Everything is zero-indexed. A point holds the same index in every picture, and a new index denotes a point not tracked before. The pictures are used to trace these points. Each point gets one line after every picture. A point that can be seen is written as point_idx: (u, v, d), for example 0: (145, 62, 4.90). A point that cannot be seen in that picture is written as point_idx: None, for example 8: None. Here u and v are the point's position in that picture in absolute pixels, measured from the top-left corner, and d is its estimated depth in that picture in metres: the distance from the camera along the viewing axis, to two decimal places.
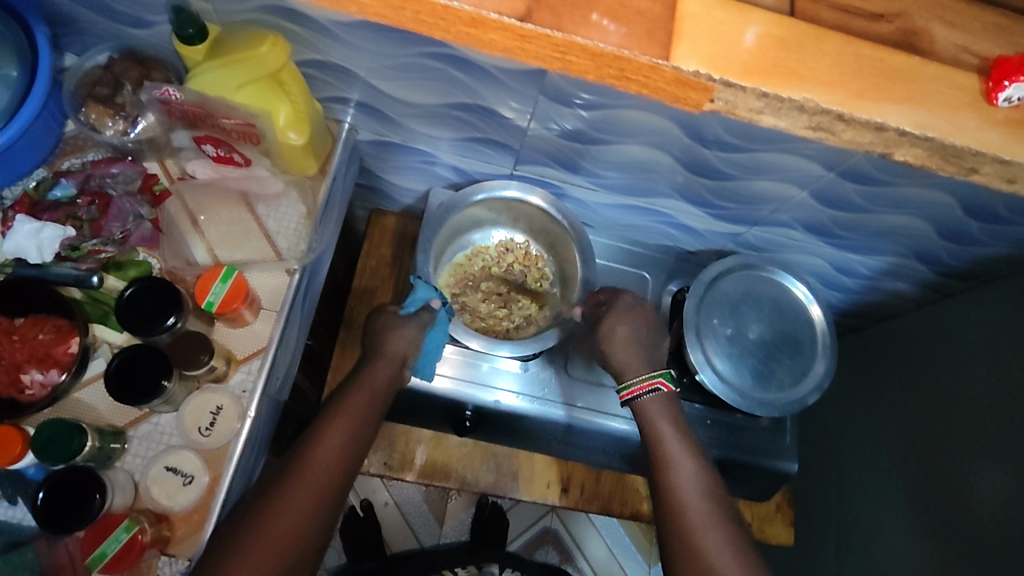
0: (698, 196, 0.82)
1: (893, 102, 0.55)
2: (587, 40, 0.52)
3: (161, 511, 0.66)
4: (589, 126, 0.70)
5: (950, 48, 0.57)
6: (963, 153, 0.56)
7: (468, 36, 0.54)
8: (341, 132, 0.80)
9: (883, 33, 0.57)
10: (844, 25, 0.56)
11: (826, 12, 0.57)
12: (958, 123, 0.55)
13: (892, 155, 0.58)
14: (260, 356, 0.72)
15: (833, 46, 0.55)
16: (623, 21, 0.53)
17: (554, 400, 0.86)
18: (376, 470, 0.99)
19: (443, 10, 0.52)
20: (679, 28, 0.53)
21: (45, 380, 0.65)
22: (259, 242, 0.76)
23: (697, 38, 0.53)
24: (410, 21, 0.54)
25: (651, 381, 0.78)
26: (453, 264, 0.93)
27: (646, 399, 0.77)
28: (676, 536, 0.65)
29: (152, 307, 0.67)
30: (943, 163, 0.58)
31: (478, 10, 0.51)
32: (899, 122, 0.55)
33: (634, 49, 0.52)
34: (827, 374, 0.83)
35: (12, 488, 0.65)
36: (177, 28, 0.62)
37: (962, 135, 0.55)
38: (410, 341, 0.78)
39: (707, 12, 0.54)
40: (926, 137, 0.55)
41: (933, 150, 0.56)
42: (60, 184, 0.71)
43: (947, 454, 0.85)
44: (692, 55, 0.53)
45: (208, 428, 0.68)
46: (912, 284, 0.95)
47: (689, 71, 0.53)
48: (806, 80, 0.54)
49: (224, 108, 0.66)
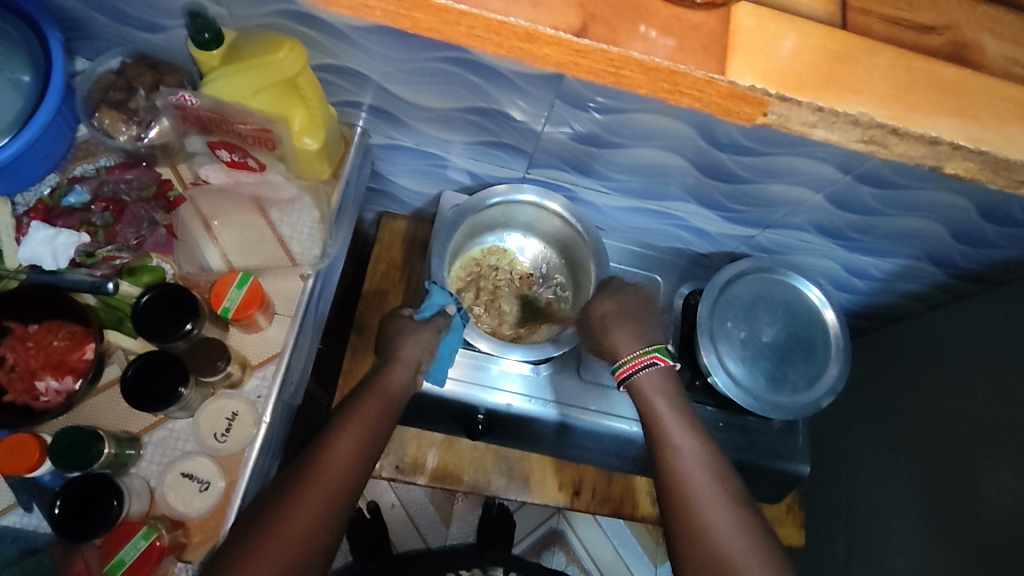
0: (711, 199, 0.81)
1: (945, 115, 0.54)
2: (642, 55, 0.52)
3: (178, 518, 0.66)
4: (604, 129, 0.69)
5: (1000, 61, 0.57)
6: (1015, 165, 0.56)
7: (521, 50, 0.53)
8: (353, 136, 0.80)
9: (935, 45, 0.56)
10: (895, 37, 0.56)
11: (878, 24, 0.56)
12: (1008, 136, 0.55)
13: (942, 168, 0.58)
14: (275, 361, 0.71)
15: (885, 59, 0.55)
16: (673, 33, 0.53)
17: (554, 401, 0.86)
18: (388, 474, 0.99)
19: (498, 25, 0.52)
20: (733, 42, 0.53)
21: (60, 387, 0.65)
22: (272, 246, 0.76)
23: (751, 52, 0.53)
24: (463, 35, 0.53)
25: (646, 356, 0.77)
26: (467, 257, 0.92)
27: (642, 376, 0.76)
28: (674, 522, 0.65)
29: (168, 313, 0.66)
30: (993, 175, 0.58)
31: (534, 25, 0.51)
32: (952, 136, 0.54)
33: (688, 63, 0.52)
34: (841, 377, 0.83)
35: (27, 495, 0.64)
36: (193, 32, 0.62)
37: (1014, 149, 0.55)
38: (425, 345, 0.78)
39: (761, 25, 0.54)
40: (980, 151, 0.55)
41: (985, 162, 0.56)
42: (74, 191, 0.70)
43: (959, 457, 0.85)
44: (747, 69, 0.53)
45: (224, 433, 0.68)
46: (925, 286, 0.95)
47: (744, 85, 0.52)
48: (859, 93, 0.54)
49: (244, 115, 0.66)
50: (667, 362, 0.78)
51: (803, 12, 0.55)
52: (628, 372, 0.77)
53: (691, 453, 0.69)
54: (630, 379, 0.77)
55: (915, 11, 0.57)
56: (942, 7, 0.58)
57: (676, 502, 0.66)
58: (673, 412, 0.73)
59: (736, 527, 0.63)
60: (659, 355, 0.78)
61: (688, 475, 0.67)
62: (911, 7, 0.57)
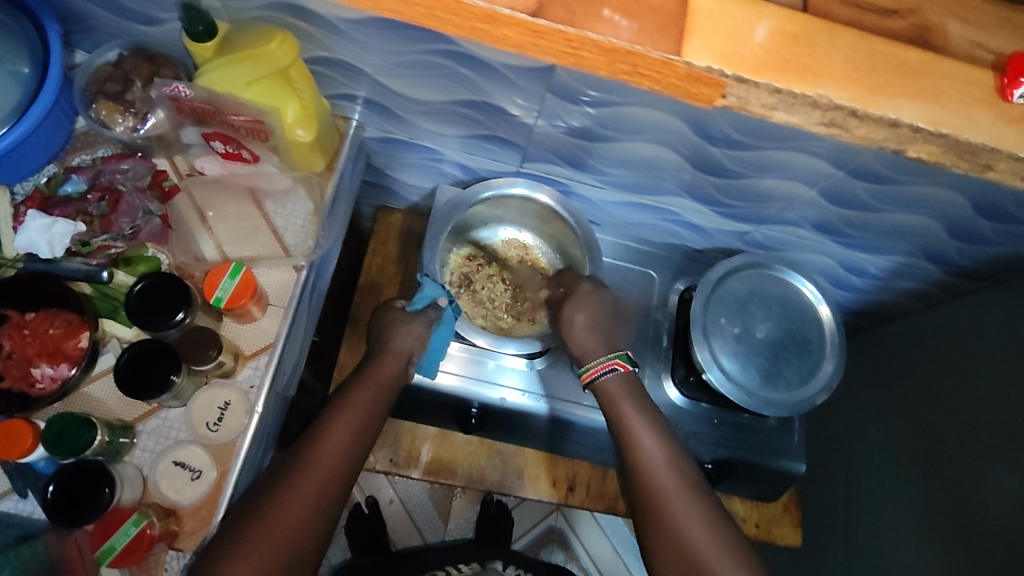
0: (705, 194, 0.81)
1: (907, 98, 0.54)
2: (600, 36, 0.51)
3: (170, 506, 0.66)
4: (595, 123, 0.70)
5: (965, 44, 0.57)
6: (977, 148, 0.55)
7: (481, 32, 0.53)
8: (348, 129, 0.81)
9: (897, 29, 0.56)
10: (856, 21, 0.56)
11: (839, 7, 0.56)
12: (970, 119, 0.55)
13: (905, 151, 0.58)
14: (268, 351, 0.72)
15: (847, 41, 0.54)
16: (634, 16, 0.52)
17: (541, 396, 0.86)
18: (382, 467, 1.00)
19: (456, 6, 0.52)
20: (691, 23, 0.53)
21: (56, 374, 0.66)
22: (266, 238, 0.76)
23: (710, 34, 0.53)
24: (423, 16, 0.54)
25: (607, 362, 0.76)
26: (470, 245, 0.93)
27: (605, 381, 0.75)
28: (649, 520, 0.66)
29: (161, 302, 0.67)
30: (956, 159, 0.58)
31: (491, 6, 0.51)
32: (914, 118, 0.54)
33: (647, 44, 0.52)
34: (835, 374, 0.83)
35: (23, 481, 0.65)
36: (187, 25, 0.62)
37: (973, 131, 0.55)
38: (416, 337, 0.79)
39: (720, 8, 0.54)
40: (940, 133, 0.54)
41: (948, 146, 0.56)
42: (71, 180, 0.71)
43: (958, 455, 0.84)
44: (704, 51, 0.52)
45: (216, 423, 0.69)
46: (921, 284, 0.94)
47: (701, 66, 0.52)
48: (820, 77, 0.53)
49: (237, 105, 0.66)
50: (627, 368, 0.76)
51: None
52: (591, 378, 0.76)
53: (657, 452, 0.69)
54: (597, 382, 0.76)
55: None
56: None
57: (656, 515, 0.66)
58: (637, 412, 0.73)
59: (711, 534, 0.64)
60: (622, 361, 0.76)
61: (660, 477, 0.68)
62: None
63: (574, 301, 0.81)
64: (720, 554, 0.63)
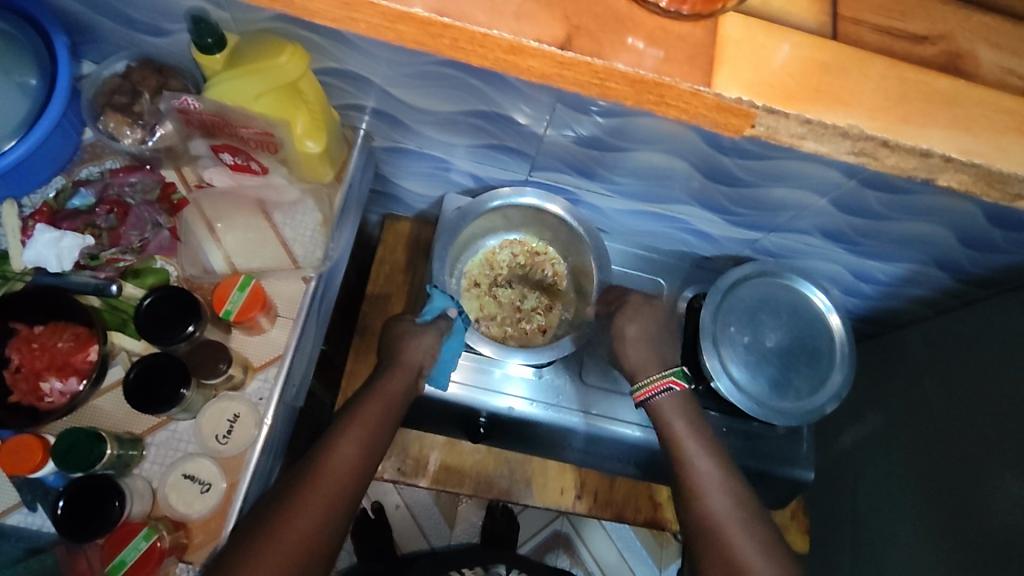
0: (717, 204, 0.81)
1: (936, 127, 0.54)
2: (627, 66, 0.50)
3: (179, 519, 0.66)
4: (606, 132, 0.69)
5: (995, 71, 0.56)
6: (1010, 178, 0.55)
7: (506, 63, 0.52)
8: (356, 139, 0.80)
9: (927, 55, 0.56)
10: (886, 48, 0.55)
11: (868, 34, 0.55)
12: (1002, 148, 0.54)
13: (935, 181, 0.57)
14: (277, 364, 0.72)
15: (876, 70, 0.54)
16: (660, 44, 0.51)
17: (569, 408, 0.86)
18: (390, 476, 0.99)
19: (482, 38, 0.50)
20: (720, 53, 0.52)
21: (64, 388, 0.65)
22: (275, 249, 0.77)
23: (738, 63, 0.52)
24: (449, 48, 0.52)
25: (663, 381, 0.77)
26: (489, 249, 0.94)
27: (661, 400, 0.77)
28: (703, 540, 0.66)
29: (171, 315, 0.67)
30: (987, 188, 0.57)
31: (518, 37, 0.49)
32: (944, 149, 0.54)
33: (675, 75, 0.51)
34: (845, 384, 0.82)
35: (31, 495, 0.65)
36: (196, 36, 0.61)
37: (1008, 162, 0.54)
38: (427, 350, 0.78)
39: (748, 36, 0.53)
40: (973, 163, 0.54)
41: (979, 175, 0.55)
42: (79, 194, 0.71)
43: (968, 463, 0.83)
44: (733, 82, 0.52)
45: (225, 435, 0.68)
46: (933, 292, 0.93)
47: (731, 98, 0.52)
48: (850, 105, 0.53)
49: (246, 118, 0.67)
50: (682, 386, 0.78)
51: (794, 22, 0.55)
52: (646, 395, 0.78)
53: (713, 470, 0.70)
54: (650, 401, 0.78)
55: (908, 21, 0.56)
56: (936, 17, 0.57)
57: (703, 519, 0.67)
58: (692, 432, 0.74)
59: (760, 545, 0.64)
60: (677, 380, 0.78)
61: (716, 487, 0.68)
62: (906, 18, 0.57)
63: (625, 313, 0.84)
64: (764, 562, 0.62)
